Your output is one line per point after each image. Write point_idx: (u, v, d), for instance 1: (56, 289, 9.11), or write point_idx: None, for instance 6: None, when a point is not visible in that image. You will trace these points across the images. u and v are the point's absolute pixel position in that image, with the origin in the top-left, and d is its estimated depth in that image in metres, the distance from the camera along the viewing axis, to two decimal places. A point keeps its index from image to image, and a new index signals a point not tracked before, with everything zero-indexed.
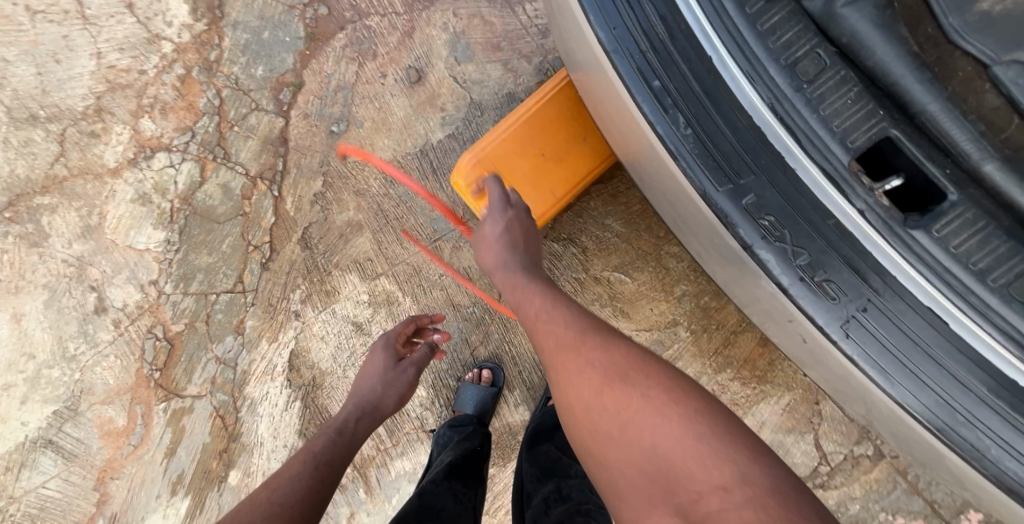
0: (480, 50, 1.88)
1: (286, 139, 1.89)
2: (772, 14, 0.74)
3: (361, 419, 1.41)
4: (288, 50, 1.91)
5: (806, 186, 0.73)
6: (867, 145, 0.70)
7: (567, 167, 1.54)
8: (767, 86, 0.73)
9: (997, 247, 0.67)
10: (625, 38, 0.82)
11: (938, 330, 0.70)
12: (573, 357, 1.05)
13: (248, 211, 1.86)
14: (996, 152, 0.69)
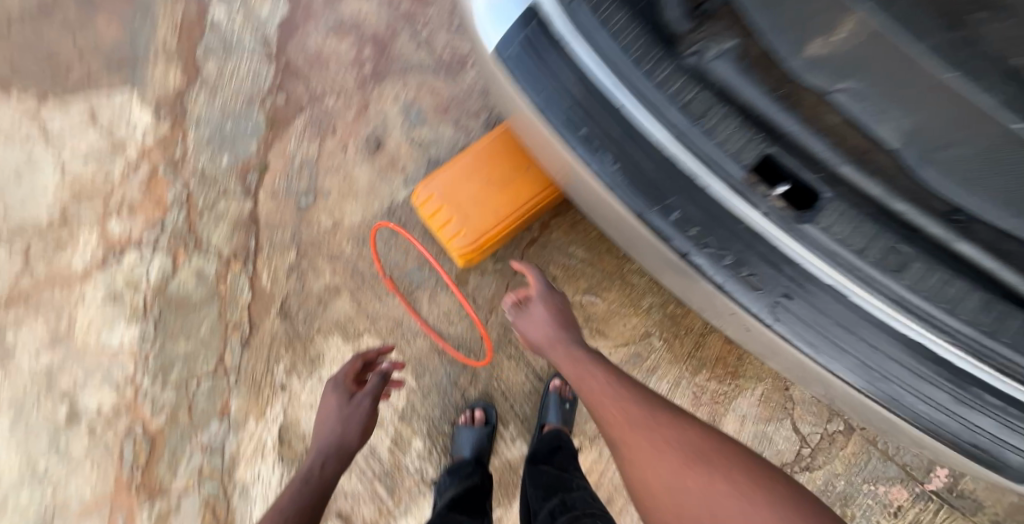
0: (432, 112, 1.73)
1: (257, 218, 1.74)
2: (660, 69, 0.70)
3: (325, 468, 1.19)
4: (250, 137, 1.77)
5: (715, 201, 0.67)
6: (756, 159, 0.67)
7: (510, 195, 1.46)
8: (659, 109, 0.68)
9: (860, 222, 0.67)
10: (545, 91, 0.71)
11: (845, 303, 0.64)
12: (634, 425, 0.97)
13: (224, 291, 1.72)
14: (847, 152, 0.66)
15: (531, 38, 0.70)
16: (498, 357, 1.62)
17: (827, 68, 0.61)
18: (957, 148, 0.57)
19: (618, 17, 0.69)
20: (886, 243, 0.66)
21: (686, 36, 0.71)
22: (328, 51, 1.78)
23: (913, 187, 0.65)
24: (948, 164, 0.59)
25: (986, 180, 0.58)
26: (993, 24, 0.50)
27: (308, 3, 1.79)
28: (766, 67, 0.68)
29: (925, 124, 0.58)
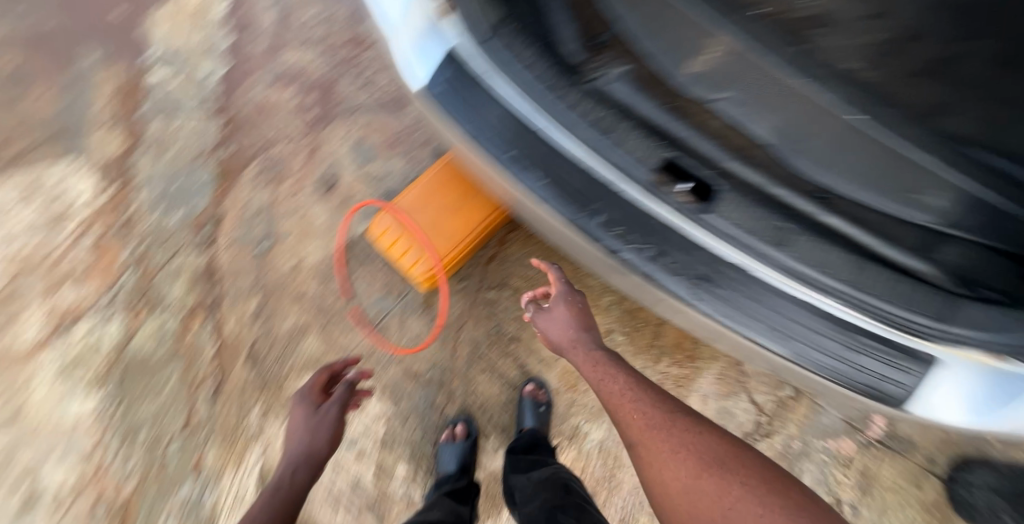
0: (382, 148, 1.81)
1: (216, 268, 1.75)
2: (571, 94, 0.77)
3: (294, 479, 1.20)
4: (202, 191, 1.79)
5: (633, 203, 0.78)
6: (661, 164, 0.74)
7: (461, 220, 1.54)
8: (573, 129, 0.76)
9: (751, 208, 0.72)
10: (479, 125, 0.81)
11: (747, 274, 0.77)
12: (649, 426, 0.95)
13: (188, 345, 1.70)
14: (733, 150, 0.77)
15: (457, 77, 0.81)
16: (470, 372, 1.68)
17: (706, 79, 0.74)
18: (818, 137, 0.71)
19: (527, 51, 0.76)
20: (774, 224, 0.72)
21: (586, 62, 0.81)
22: (273, 101, 1.84)
23: (783, 173, 0.76)
24: (813, 152, 0.73)
25: (843, 163, 0.72)
26: (829, 36, 0.60)
27: (248, 58, 1.85)
28: (656, 84, 0.79)
29: (791, 120, 0.71)
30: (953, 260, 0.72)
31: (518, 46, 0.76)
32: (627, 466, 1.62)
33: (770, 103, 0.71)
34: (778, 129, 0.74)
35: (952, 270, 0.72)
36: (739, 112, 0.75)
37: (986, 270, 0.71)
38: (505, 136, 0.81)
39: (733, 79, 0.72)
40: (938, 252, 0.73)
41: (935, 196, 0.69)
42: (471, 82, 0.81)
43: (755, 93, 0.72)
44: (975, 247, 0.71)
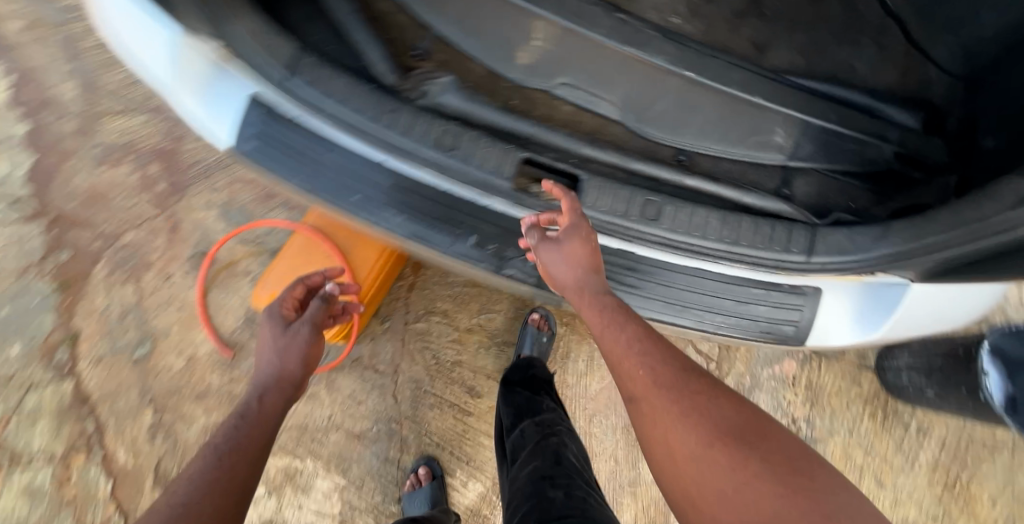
0: (254, 205, 1.54)
1: (87, 394, 1.39)
2: (402, 118, 0.71)
3: (260, 417, 0.75)
4: (41, 310, 1.43)
5: (501, 214, 0.76)
6: (516, 168, 0.72)
7: (354, 261, 1.40)
8: (415, 154, 0.71)
9: (618, 190, 0.73)
10: (312, 175, 0.73)
11: (629, 257, 0.76)
12: (658, 386, 0.64)
13: (73, 495, 1.35)
14: (581, 137, 0.79)
15: (267, 124, 0.71)
16: (419, 413, 1.57)
17: (542, 70, 0.80)
18: (659, 101, 0.79)
19: (339, 81, 0.71)
20: (642, 199, 0.72)
21: (410, 76, 0.74)
22: (103, 181, 1.52)
23: (633, 154, 0.78)
24: (658, 120, 0.79)
25: (687, 123, 0.78)
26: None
27: (59, 142, 1.54)
28: (494, 85, 0.81)
29: (632, 92, 0.79)
30: (806, 193, 0.77)
31: (327, 79, 0.70)
32: (598, 455, 1.59)
33: (607, 76, 0.79)
34: (625, 103, 0.80)
35: (807, 204, 0.76)
36: (584, 95, 0.80)
37: (836, 192, 0.77)
38: (349, 180, 0.74)
39: (567, 65, 0.80)
40: (790, 188, 0.77)
41: (777, 132, 0.78)
42: (285, 123, 0.71)
43: (590, 73, 0.80)
44: (818, 177, 0.77)
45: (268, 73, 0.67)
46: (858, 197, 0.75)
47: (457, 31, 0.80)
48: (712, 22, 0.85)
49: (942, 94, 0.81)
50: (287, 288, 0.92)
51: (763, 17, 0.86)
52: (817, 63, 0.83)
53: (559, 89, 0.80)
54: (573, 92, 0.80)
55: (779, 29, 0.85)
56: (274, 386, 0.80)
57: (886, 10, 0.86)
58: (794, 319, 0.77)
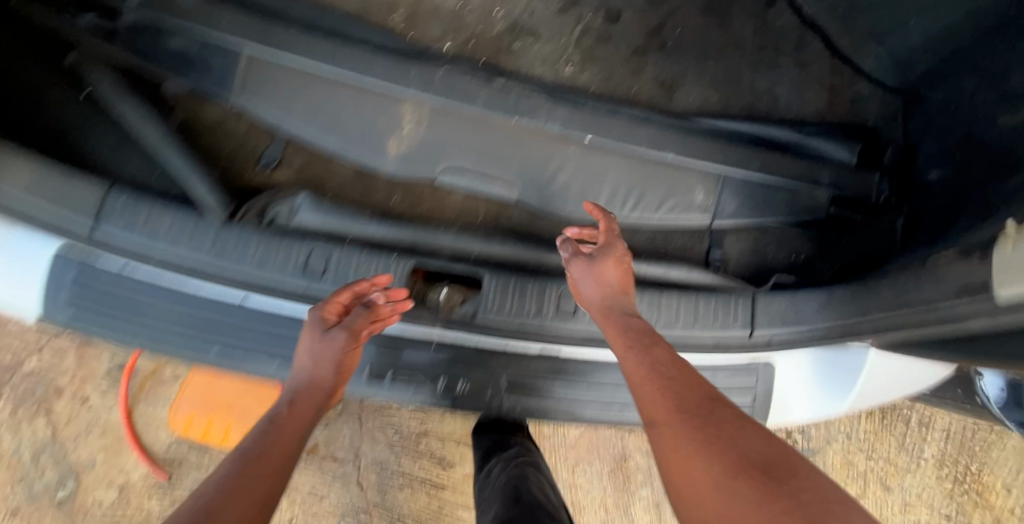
0: None
1: None
2: (253, 246, 0.60)
3: (276, 439, 0.49)
4: None
5: (397, 334, 0.65)
6: (405, 282, 0.63)
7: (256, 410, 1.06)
8: (281, 285, 0.60)
9: (525, 286, 0.65)
10: (155, 327, 0.59)
11: (552, 359, 0.66)
12: (671, 405, 0.46)
13: None
14: (482, 230, 0.70)
15: (83, 282, 0.58)
16: (389, 497, 1.28)
17: (421, 157, 0.68)
18: (559, 173, 0.68)
19: (166, 216, 0.58)
20: (554, 293, 0.66)
21: (250, 202, 0.62)
22: None
23: (544, 242, 0.70)
24: (561, 196, 0.69)
25: (596, 193, 0.68)
26: (536, 48, 0.73)
27: None
28: (372, 181, 0.71)
29: (528, 168, 0.68)
30: (739, 253, 0.70)
31: (150, 216, 0.58)
32: (586, 507, 1.28)
33: (495, 155, 0.68)
34: (521, 181, 0.69)
35: (744, 264, 0.70)
36: (473, 180, 0.69)
37: (773, 244, 0.70)
38: (198, 330, 0.60)
39: (446, 148, 0.68)
40: (719, 250, 0.70)
41: (696, 192, 0.68)
42: (104, 278, 0.58)
43: (475, 154, 0.68)
44: (753, 231, 0.70)
45: (71, 224, 0.55)
46: (800, 247, 0.69)
47: (311, 129, 0.68)
48: (610, 64, 0.73)
49: (878, 111, 0.72)
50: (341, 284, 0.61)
51: (666, 49, 0.74)
52: (736, 95, 0.73)
53: (443, 176, 0.69)
54: (460, 178, 0.69)
55: (687, 61, 0.73)
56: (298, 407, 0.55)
57: (802, 19, 0.75)
58: (748, 404, 0.64)
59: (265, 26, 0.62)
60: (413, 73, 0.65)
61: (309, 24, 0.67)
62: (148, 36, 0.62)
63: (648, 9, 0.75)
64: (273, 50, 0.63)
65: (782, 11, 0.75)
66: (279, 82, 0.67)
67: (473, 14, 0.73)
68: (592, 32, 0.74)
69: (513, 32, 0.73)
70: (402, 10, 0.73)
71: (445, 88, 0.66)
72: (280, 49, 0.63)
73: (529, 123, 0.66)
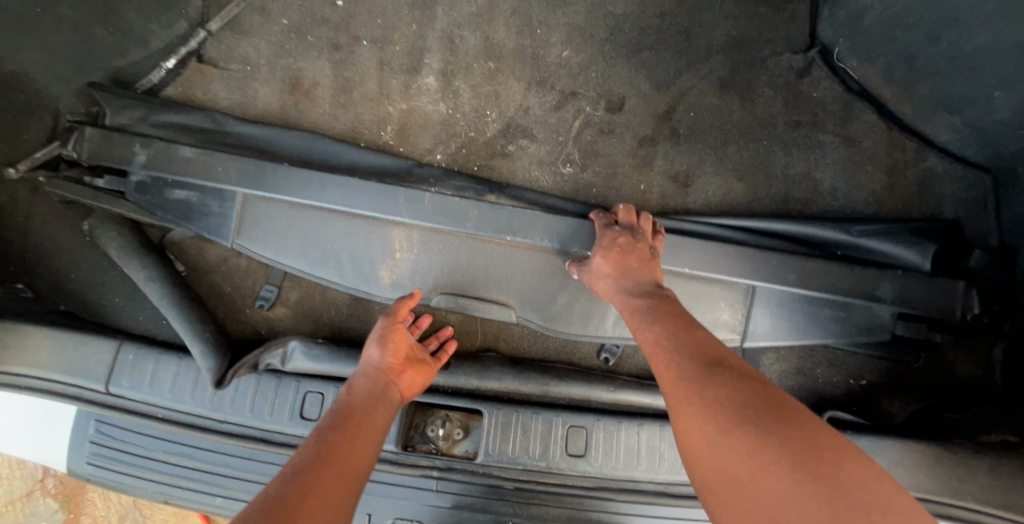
0: None
1: None
2: (248, 394, 0.59)
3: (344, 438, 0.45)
4: None
5: (393, 479, 0.60)
6: (400, 424, 0.60)
7: None
8: (278, 434, 0.58)
9: (528, 423, 0.60)
10: (161, 475, 0.59)
11: (565, 504, 0.59)
12: (671, 358, 0.39)
13: None
14: (477, 353, 0.66)
15: (99, 433, 0.60)
16: None
17: (414, 281, 0.64)
18: (560, 294, 0.63)
19: (169, 371, 0.59)
20: (562, 429, 0.59)
21: (247, 355, 0.61)
22: None
23: (549, 370, 0.64)
24: (564, 317, 0.63)
25: (602, 312, 0.63)
26: (528, 150, 0.67)
27: None
28: (367, 308, 0.68)
29: (524, 290, 0.63)
30: (780, 376, 0.62)
31: (154, 374, 0.58)
32: None
33: (489, 277, 0.63)
34: (519, 303, 0.63)
35: (789, 389, 0.61)
36: (469, 304, 0.63)
37: (822, 365, 0.62)
38: (198, 483, 0.59)
39: (438, 271, 0.63)
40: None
41: (722, 310, 0.58)
42: (120, 433, 0.60)
43: (468, 278, 0.63)
44: (797, 350, 0.62)
45: (87, 388, 0.57)
46: (857, 369, 0.61)
47: (298, 263, 0.64)
48: (613, 160, 0.66)
49: (956, 192, 0.63)
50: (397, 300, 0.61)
51: (679, 136, 0.66)
52: (765, 185, 0.64)
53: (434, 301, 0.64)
54: (452, 304, 0.63)
55: (706, 148, 0.66)
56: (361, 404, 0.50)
57: (848, 86, 0.67)
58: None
59: (255, 163, 0.61)
60: (403, 198, 0.60)
61: (301, 156, 0.66)
62: (154, 191, 0.62)
63: (655, 94, 0.68)
64: (262, 189, 0.60)
65: (821, 77, 0.67)
66: (261, 215, 0.63)
67: (464, 120, 0.69)
68: (594, 125, 0.67)
69: (506, 134, 0.68)
70: (391, 124, 0.70)
71: (435, 210, 0.60)
72: (270, 187, 0.60)
73: (522, 239, 0.60)
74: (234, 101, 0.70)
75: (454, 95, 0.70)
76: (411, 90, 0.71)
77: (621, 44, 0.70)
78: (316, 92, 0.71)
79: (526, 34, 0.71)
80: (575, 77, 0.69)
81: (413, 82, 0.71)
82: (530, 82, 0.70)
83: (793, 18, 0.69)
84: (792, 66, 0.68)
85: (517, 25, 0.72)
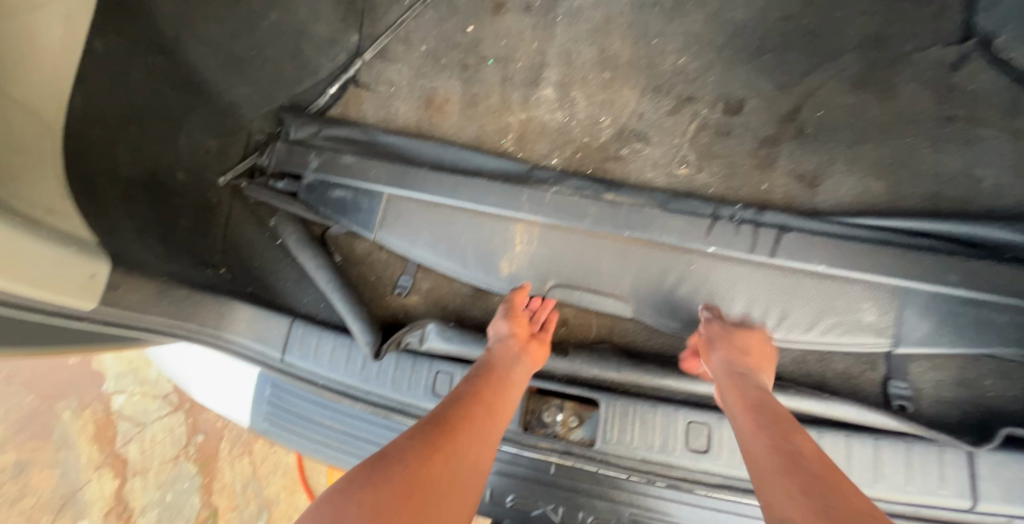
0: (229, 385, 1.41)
1: None
2: (391, 370, 0.67)
3: (484, 400, 0.51)
4: None
5: (514, 458, 0.65)
6: (522, 407, 0.65)
7: None
8: (414, 407, 0.66)
9: (647, 415, 0.62)
10: (320, 436, 0.70)
11: (681, 498, 0.60)
12: (779, 488, 0.37)
13: None
14: (597, 348, 0.68)
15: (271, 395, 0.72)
16: None
17: (529, 271, 0.68)
18: (678, 288, 0.63)
19: (327, 345, 0.69)
20: (681, 424, 0.60)
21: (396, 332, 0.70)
22: None
23: (669, 366, 0.65)
24: (681, 309, 0.63)
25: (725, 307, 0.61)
26: (643, 152, 0.70)
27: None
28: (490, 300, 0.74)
29: (641, 282, 0.64)
30: (935, 384, 0.57)
31: (319, 347, 0.69)
32: None
33: (606, 270, 0.66)
34: (635, 296, 0.64)
35: (946, 401, 0.56)
36: (586, 295, 0.67)
37: (990, 377, 0.56)
38: (348, 444, 0.68)
39: (556, 264, 0.67)
40: (904, 383, 0.57)
41: (866, 310, 0.56)
42: (290, 399, 0.71)
43: (585, 270, 0.66)
44: (956, 359, 0.57)
45: (268, 356, 0.68)
46: None
47: (430, 255, 0.71)
48: (732, 161, 0.67)
49: None
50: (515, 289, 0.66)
51: (805, 136, 0.66)
52: (909, 183, 0.61)
53: (552, 293, 0.68)
54: (569, 295, 0.67)
55: (835, 148, 0.64)
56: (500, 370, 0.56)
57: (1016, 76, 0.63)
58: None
59: (401, 168, 0.71)
60: (526, 199, 0.66)
61: (437, 161, 0.74)
62: (320, 191, 0.75)
63: (777, 95, 0.68)
64: (405, 190, 0.69)
65: (980, 68, 0.64)
66: (405, 215, 0.72)
67: (580, 126, 0.74)
68: (710, 128, 0.69)
69: (620, 138, 0.72)
70: (512, 133, 0.76)
71: (553, 210, 0.65)
72: (412, 188, 0.69)
73: (640, 234, 0.63)
74: (383, 116, 0.81)
75: (570, 104, 0.75)
76: (531, 101, 0.77)
77: (739, 49, 0.72)
78: (447, 107, 0.80)
79: (641, 45, 0.76)
80: (692, 82, 0.72)
81: (532, 94, 0.77)
82: (644, 89, 0.73)
83: (942, 12, 0.68)
84: (940, 60, 0.66)
85: (632, 38, 0.76)
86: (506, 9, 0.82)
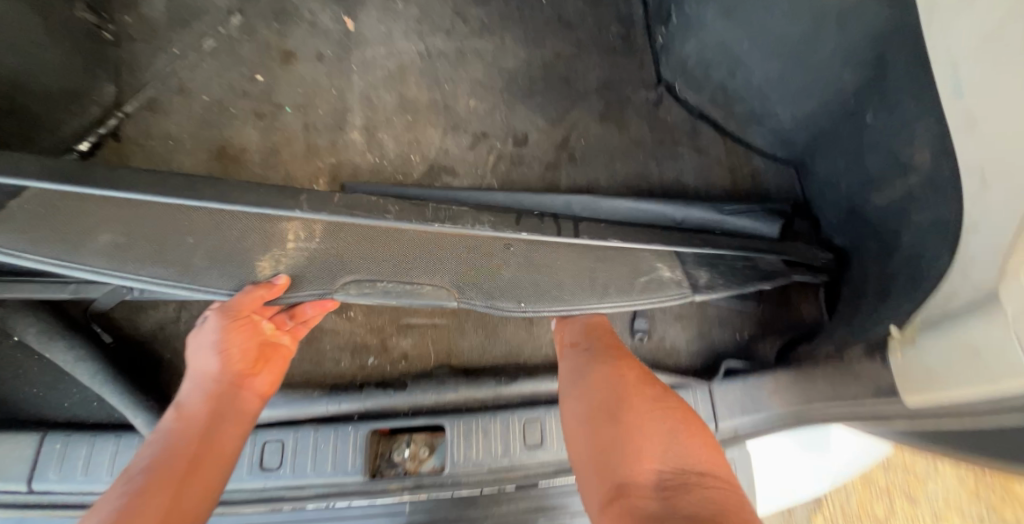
0: None
1: None
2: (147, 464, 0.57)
3: (190, 449, 0.45)
4: None
5: (365, 508, 0.62)
6: (365, 457, 0.62)
7: None
8: (241, 486, 0.60)
9: (488, 425, 0.65)
10: None
11: (532, 495, 0.64)
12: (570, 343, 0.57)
13: None
14: (433, 374, 0.70)
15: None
16: None
17: (312, 277, 0.51)
18: (504, 269, 0.54)
19: (105, 453, 0.57)
20: (518, 424, 0.65)
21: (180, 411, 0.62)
22: None
23: (500, 374, 0.70)
24: (508, 290, 0.53)
25: (555, 283, 0.53)
26: (450, 184, 0.76)
27: None
28: (320, 352, 0.72)
29: (461, 269, 0.53)
30: (684, 341, 0.73)
31: (70, 458, 0.57)
32: None
33: (416, 258, 0.52)
34: (457, 282, 0.52)
35: (692, 352, 0.73)
36: (395, 288, 0.51)
37: (716, 326, 0.73)
38: None
39: (355, 262, 0.52)
40: (644, 319, 0.73)
41: (662, 268, 0.56)
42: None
43: (392, 260, 0.52)
44: (693, 317, 0.74)
45: (10, 489, 0.56)
46: (739, 324, 0.73)
47: (158, 268, 0.49)
48: (526, 184, 0.77)
49: (776, 182, 0.79)
50: (245, 288, 0.50)
51: (576, 160, 0.80)
52: (648, 189, 0.79)
53: (346, 294, 0.51)
54: (371, 291, 0.51)
55: (598, 167, 0.80)
56: (198, 442, 0.46)
57: (692, 112, 0.84)
58: None
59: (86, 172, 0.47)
60: (283, 191, 0.46)
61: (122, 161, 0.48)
62: None
63: (551, 128, 0.82)
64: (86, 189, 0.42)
65: (670, 106, 0.85)
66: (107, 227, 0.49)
67: (391, 165, 0.77)
68: (505, 158, 0.79)
69: (431, 173, 0.77)
70: (323, 177, 0.75)
71: (350, 202, 0.47)
72: (99, 186, 0.42)
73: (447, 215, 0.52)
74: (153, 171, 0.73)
75: (379, 145, 0.78)
76: (338, 145, 0.77)
77: (516, 92, 0.84)
78: (244, 156, 0.75)
79: (434, 90, 0.83)
80: (483, 120, 0.81)
81: (338, 137, 0.78)
82: (445, 128, 0.80)
83: (644, 63, 0.88)
84: (646, 99, 0.85)
85: (426, 84, 0.84)
86: (296, 58, 0.82)
